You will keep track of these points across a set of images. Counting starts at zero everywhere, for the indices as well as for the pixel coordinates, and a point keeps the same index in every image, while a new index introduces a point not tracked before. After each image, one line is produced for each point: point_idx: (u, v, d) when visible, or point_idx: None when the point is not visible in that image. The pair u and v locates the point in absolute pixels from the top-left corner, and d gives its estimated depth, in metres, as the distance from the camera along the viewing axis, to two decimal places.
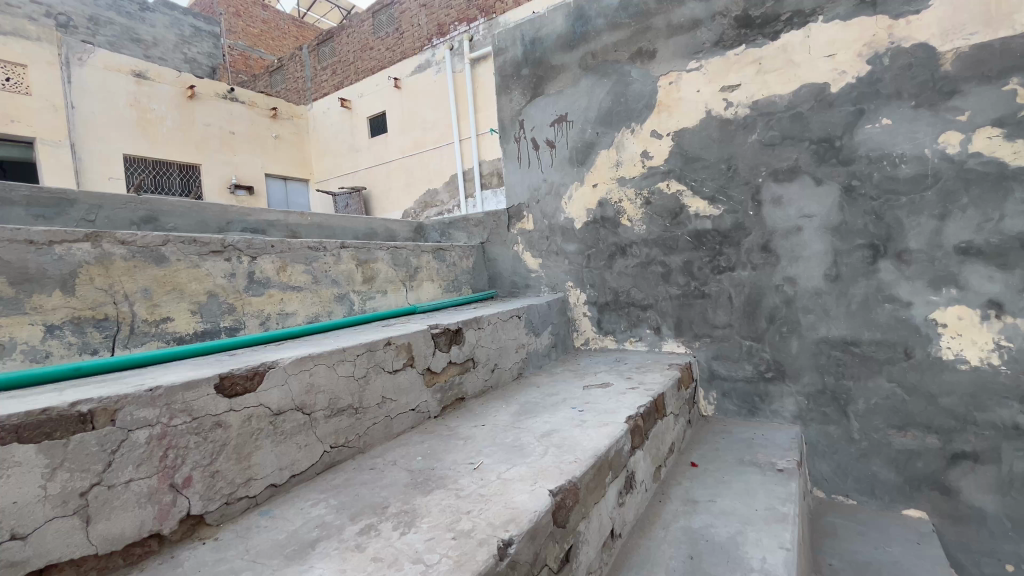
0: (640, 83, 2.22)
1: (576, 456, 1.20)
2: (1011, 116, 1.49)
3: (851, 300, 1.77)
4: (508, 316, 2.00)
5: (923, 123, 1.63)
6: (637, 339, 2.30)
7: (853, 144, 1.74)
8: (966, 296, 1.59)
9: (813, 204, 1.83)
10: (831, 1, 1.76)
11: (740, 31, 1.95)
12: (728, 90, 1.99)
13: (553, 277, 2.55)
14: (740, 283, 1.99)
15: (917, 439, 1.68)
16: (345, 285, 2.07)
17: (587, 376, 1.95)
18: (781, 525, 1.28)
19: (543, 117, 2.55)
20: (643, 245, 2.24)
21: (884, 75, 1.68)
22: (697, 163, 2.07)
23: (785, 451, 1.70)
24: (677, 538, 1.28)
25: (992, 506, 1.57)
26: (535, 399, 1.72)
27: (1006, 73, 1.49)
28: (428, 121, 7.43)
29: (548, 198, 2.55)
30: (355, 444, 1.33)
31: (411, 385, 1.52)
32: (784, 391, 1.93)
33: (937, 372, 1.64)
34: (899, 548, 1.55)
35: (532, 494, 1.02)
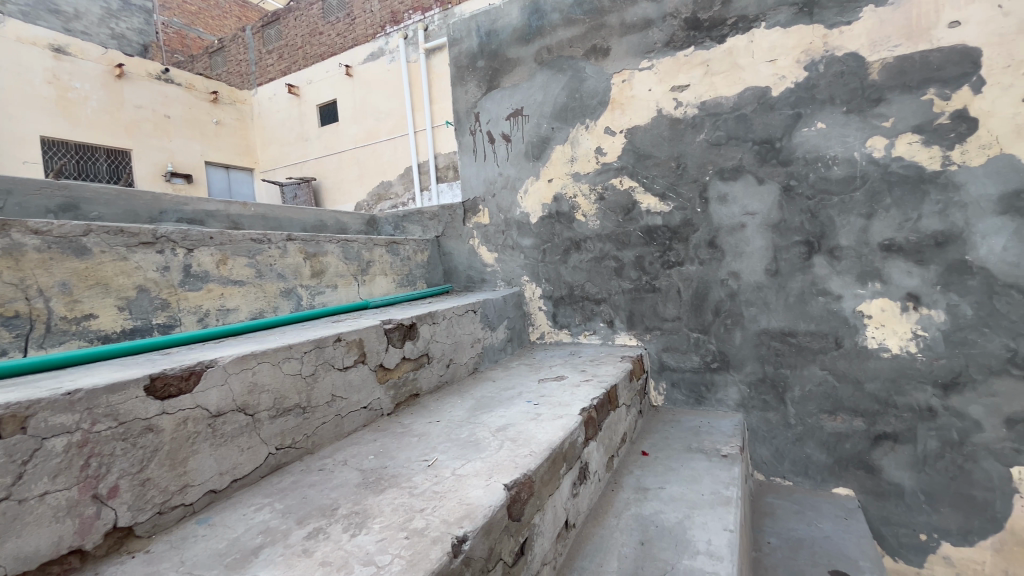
0: (594, 80, 2.24)
1: (531, 449, 1.20)
2: (928, 123, 1.62)
3: (789, 293, 1.88)
4: (464, 311, 1.98)
5: (853, 128, 1.74)
6: (591, 332, 2.34)
7: (791, 145, 1.84)
8: (889, 289, 1.72)
9: (755, 202, 1.92)
10: (773, 9, 1.85)
11: (689, 33, 2.01)
12: (678, 90, 2.05)
13: (509, 271, 2.55)
14: (688, 277, 2.07)
15: (846, 422, 1.81)
16: (292, 279, 1.98)
17: (543, 369, 1.97)
18: (725, 508, 1.34)
19: (498, 111, 2.53)
20: (597, 240, 2.28)
21: (819, 81, 1.78)
22: (648, 160, 2.13)
23: (728, 437, 1.78)
24: (629, 525, 1.32)
25: (909, 482, 1.71)
26: (491, 393, 1.71)
27: (924, 84, 1.62)
28: (382, 111, 7.23)
29: (504, 193, 2.54)
30: (303, 445, 1.27)
31: (363, 382, 1.47)
32: (728, 380, 2.02)
33: (863, 360, 1.77)
34: (829, 524, 1.67)
35: (487, 489, 1.02)
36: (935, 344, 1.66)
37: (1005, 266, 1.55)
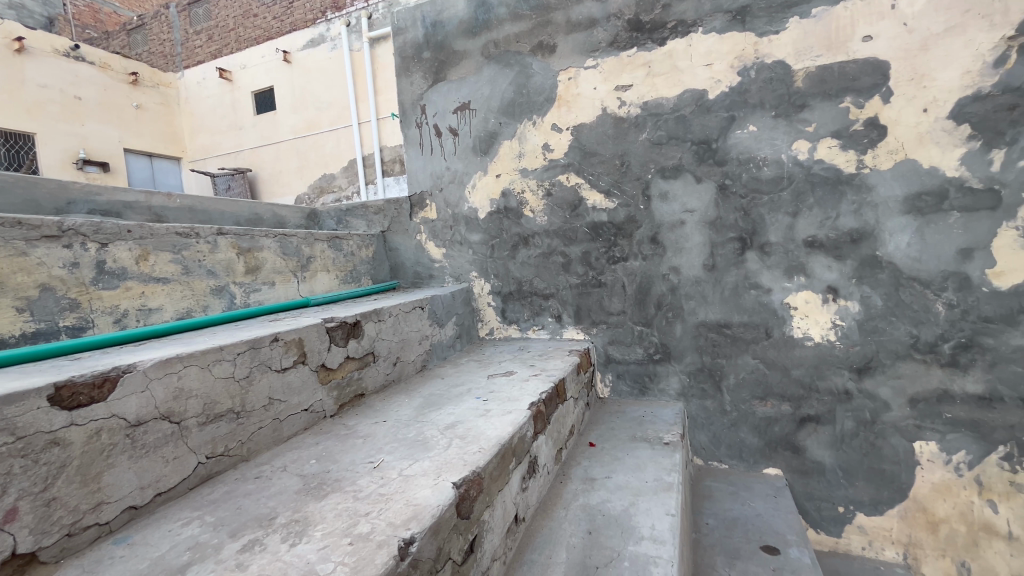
0: (541, 76, 2.25)
1: (480, 446, 1.19)
2: (845, 129, 1.76)
3: (725, 287, 1.98)
4: (411, 308, 1.93)
5: (781, 131, 1.85)
6: (539, 327, 2.36)
7: (726, 147, 1.93)
8: (812, 283, 1.85)
9: (693, 200, 2.00)
10: (710, 15, 1.93)
11: (632, 34, 2.06)
12: (622, 90, 2.10)
13: (457, 267, 2.52)
14: (632, 272, 2.13)
15: (775, 407, 1.94)
16: (224, 276, 1.86)
17: (492, 365, 1.97)
18: (667, 493, 1.40)
19: (445, 104, 2.49)
20: (545, 236, 2.30)
21: (751, 86, 1.88)
22: (594, 158, 2.17)
23: (670, 426, 1.86)
24: (577, 516, 1.34)
25: (829, 459, 1.86)
26: (440, 391, 1.69)
27: (842, 92, 1.76)
28: (323, 100, 6.92)
29: (451, 187, 2.51)
30: (237, 452, 1.20)
31: (303, 383, 1.41)
32: (669, 370, 2.11)
33: (790, 349, 1.90)
34: (760, 503, 1.79)
35: (435, 488, 1.00)
36: (851, 332, 1.81)
37: (909, 261, 1.71)
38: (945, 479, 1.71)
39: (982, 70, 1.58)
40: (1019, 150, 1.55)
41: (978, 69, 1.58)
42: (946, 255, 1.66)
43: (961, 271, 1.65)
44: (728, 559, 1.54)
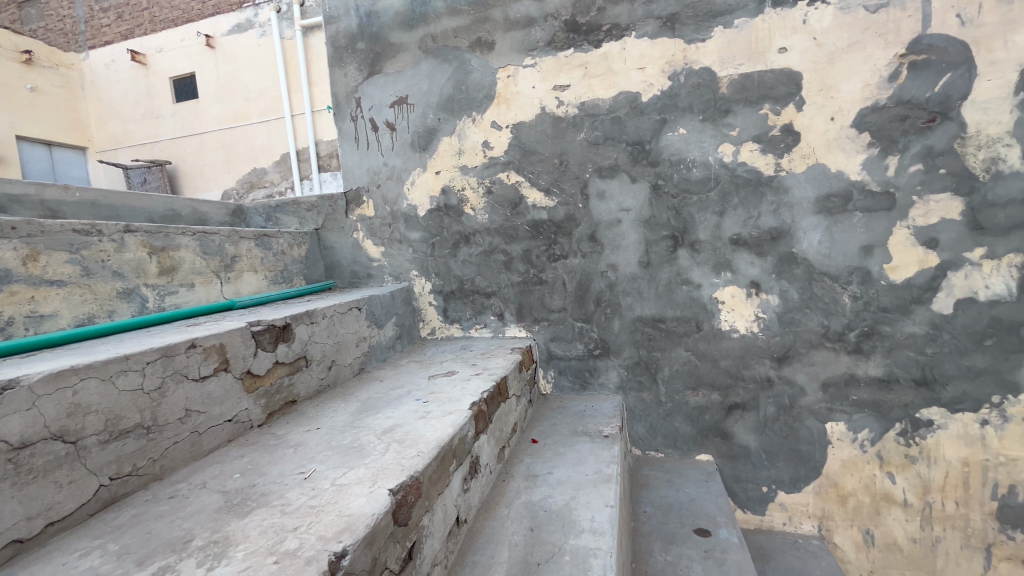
0: (480, 73, 2.23)
1: (419, 450, 1.16)
2: (764, 135, 1.88)
3: (659, 283, 2.06)
4: (346, 308, 1.85)
5: (708, 134, 1.95)
6: (482, 325, 2.34)
7: (658, 148, 2.01)
8: (737, 278, 1.97)
9: (629, 199, 2.07)
10: (642, 20, 1.99)
11: (569, 35, 2.09)
12: (560, 89, 2.12)
13: (397, 266, 2.46)
14: (572, 270, 2.17)
15: (705, 396, 2.04)
16: (133, 278, 1.69)
17: (433, 365, 1.93)
18: (607, 485, 1.44)
19: (382, 97, 2.41)
20: (486, 234, 2.28)
21: (680, 91, 1.97)
22: (533, 156, 2.18)
23: (609, 419, 1.91)
24: (519, 513, 1.34)
25: (754, 443, 1.99)
26: (378, 394, 1.63)
27: (761, 100, 1.87)
28: (251, 90, 6.51)
29: (389, 184, 2.43)
30: (148, 470, 1.09)
31: (225, 392, 1.31)
32: (609, 365, 2.16)
33: (718, 341, 2.01)
34: (693, 488, 1.88)
35: (370, 496, 0.96)
36: (772, 324, 1.94)
37: (821, 257, 1.86)
38: (852, 455, 1.88)
39: (879, 84, 1.75)
40: (909, 157, 1.73)
41: (875, 82, 1.75)
42: (851, 251, 1.82)
43: (864, 266, 1.81)
44: (664, 544, 1.61)
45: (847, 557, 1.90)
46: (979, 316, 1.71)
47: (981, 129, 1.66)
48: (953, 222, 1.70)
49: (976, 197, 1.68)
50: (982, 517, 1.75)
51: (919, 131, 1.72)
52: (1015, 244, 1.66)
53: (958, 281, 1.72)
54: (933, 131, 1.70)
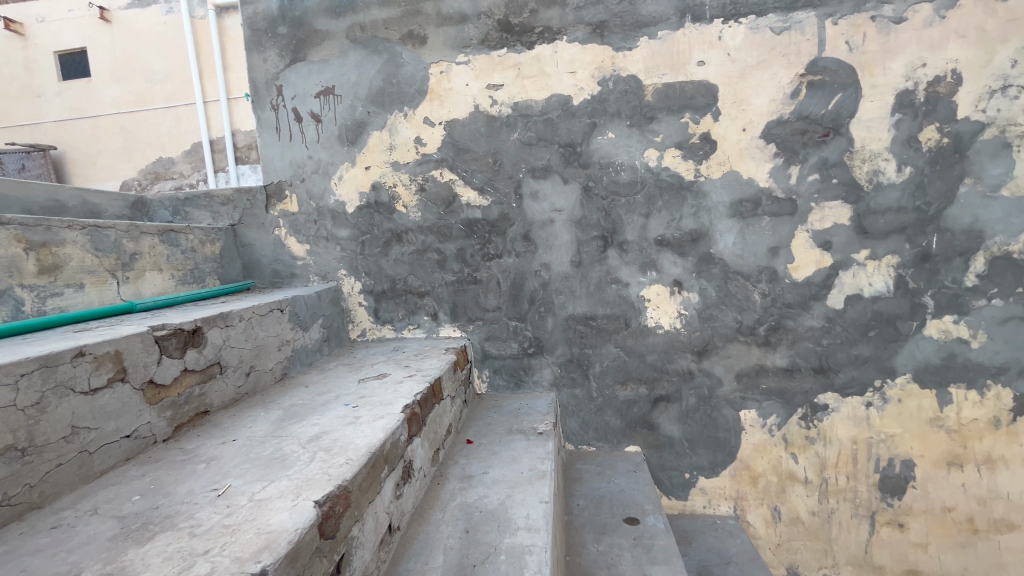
0: (411, 67, 2.18)
1: (347, 457, 1.11)
2: (685, 142, 1.99)
3: (590, 282, 2.12)
4: (267, 310, 1.73)
5: (634, 140, 2.03)
6: (415, 326, 2.29)
7: (589, 151, 2.07)
8: (661, 277, 2.07)
9: (561, 200, 2.11)
10: (573, 25, 2.04)
11: (501, 35, 2.09)
12: (493, 88, 2.12)
13: (323, 265, 2.33)
14: (506, 269, 2.18)
15: (634, 390, 2.13)
16: (4, 277, 1.47)
17: (363, 368, 1.85)
18: (542, 481, 1.45)
19: (306, 87, 2.28)
20: (418, 233, 2.23)
21: (609, 96, 2.04)
22: (467, 154, 2.16)
23: (543, 416, 1.94)
24: (454, 516, 1.32)
25: (677, 433, 2.11)
26: (302, 401, 1.54)
27: (683, 108, 1.99)
28: (156, 71, 5.95)
29: (315, 178, 2.30)
30: (23, 499, 0.95)
31: (122, 405, 1.17)
32: (543, 362, 2.20)
33: (645, 337, 2.10)
34: (622, 478, 1.96)
35: (293, 510, 0.90)
36: (692, 320, 2.06)
37: (735, 257, 2.01)
38: (762, 439, 2.05)
39: (783, 100, 1.92)
40: (808, 167, 1.91)
41: (780, 98, 1.92)
42: (760, 252, 1.98)
43: (771, 265, 1.98)
44: (596, 536, 1.66)
45: (758, 533, 2.07)
46: (864, 310, 1.94)
47: (865, 144, 1.87)
48: (844, 227, 1.91)
49: (862, 204, 1.89)
50: (867, 488, 1.99)
51: (816, 144, 1.90)
52: (892, 246, 1.89)
53: (848, 280, 1.93)
54: (827, 144, 1.90)
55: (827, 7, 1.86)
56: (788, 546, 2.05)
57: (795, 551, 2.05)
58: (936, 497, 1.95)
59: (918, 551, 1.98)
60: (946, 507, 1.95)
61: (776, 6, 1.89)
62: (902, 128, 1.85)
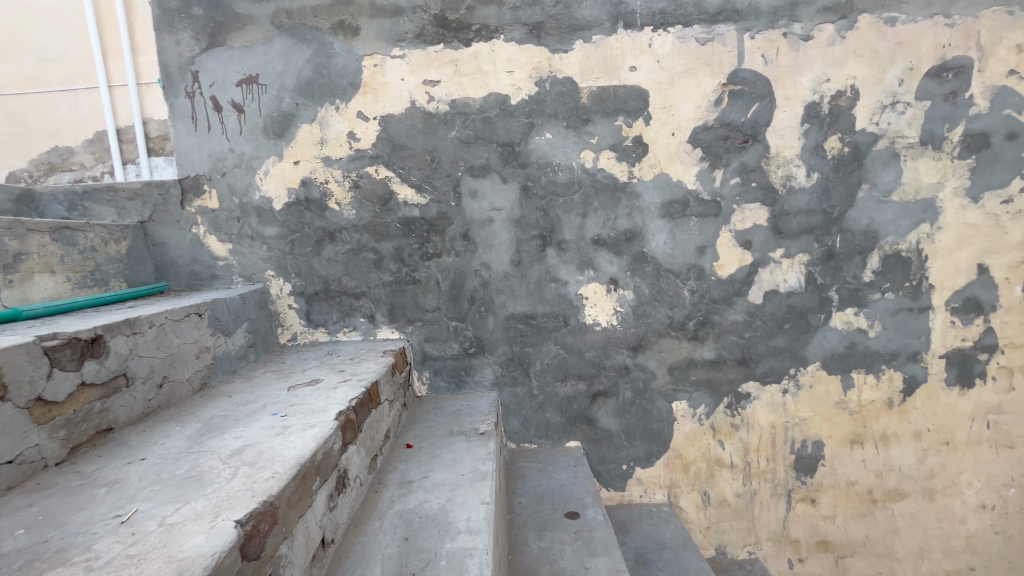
0: (343, 59, 2.08)
1: (274, 471, 1.04)
2: (619, 144, 2.06)
3: (529, 281, 2.14)
4: (182, 315, 1.59)
5: (571, 141, 2.07)
6: (350, 328, 2.19)
7: (527, 151, 2.08)
8: (598, 275, 2.12)
9: (500, 199, 2.10)
10: (509, 25, 2.04)
11: (438, 30, 2.05)
12: (430, 84, 2.08)
13: (248, 265, 2.18)
14: (445, 269, 2.14)
15: (573, 387, 2.17)
16: None
17: (293, 375, 1.75)
18: (483, 482, 1.44)
19: (226, 74, 2.12)
20: (353, 231, 2.14)
21: (546, 97, 2.06)
22: (403, 151, 2.10)
23: (484, 416, 1.93)
24: (392, 524, 1.28)
25: (615, 426, 2.18)
26: (224, 412, 1.42)
27: (616, 112, 2.05)
28: None
29: (237, 172, 2.15)
30: None
31: (3, 428, 1.03)
32: (484, 362, 2.18)
33: (583, 334, 2.15)
34: (562, 474, 1.99)
35: (211, 532, 0.83)
36: (627, 316, 2.14)
37: (666, 256, 2.10)
38: (693, 429, 2.16)
39: (708, 107, 2.03)
40: (730, 171, 2.04)
41: (705, 106, 2.03)
42: (689, 251, 2.09)
43: (699, 263, 2.09)
44: (538, 532, 1.67)
45: (690, 518, 2.19)
46: (780, 304, 2.09)
47: (780, 151, 2.03)
48: (762, 227, 2.06)
49: (777, 206, 2.05)
50: (784, 468, 2.16)
51: (737, 150, 2.03)
52: (803, 245, 2.06)
53: (766, 276, 2.08)
54: (747, 150, 2.03)
55: (746, 22, 1.99)
56: (716, 527, 2.19)
57: (723, 532, 2.19)
58: (842, 473, 2.15)
59: (827, 523, 2.17)
60: (850, 481, 2.15)
61: (700, 18, 2.00)
62: (810, 137, 2.01)
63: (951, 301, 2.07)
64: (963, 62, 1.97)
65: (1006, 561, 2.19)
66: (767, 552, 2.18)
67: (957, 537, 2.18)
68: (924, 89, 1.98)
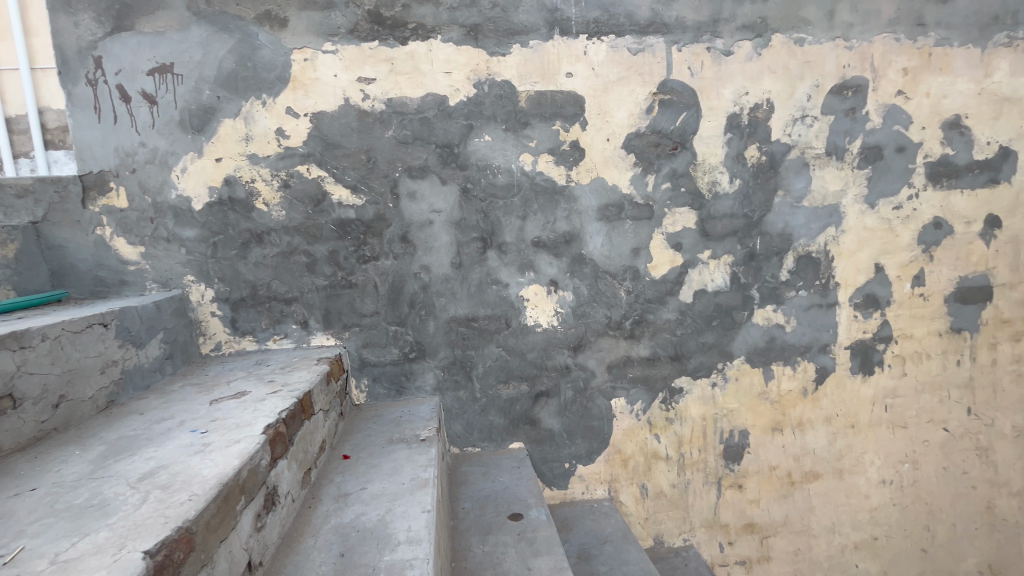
0: (269, 51, 1.97)
1: (191, 493, 0.96)
2: (557, 148, 2.10)
3: (470, 283, 2.12)
4: (83, 325, 1.44)
5: (510, 144, 2.08)
6: (281, 336, 2.08)
7: (466, 153, 2.07)
8: (538, 277, 2.15)
9: (439, 201, 2.08)
10: (447, 25, 2.02)
11: (372, 26, 1.99)
12: (364, 82, 2.01)
13: (163, 270, 2.01)
14: (384, 272, 2.08)
15: (515, 388, 2.18)
16: None
17: (217, 388, 1.62)
18: (425, 490, 1.41)
19: (135, 62, 1.94)
20: (283, 233, 2.03)
21: (485, 99, 2.06)
22: (337, 150, 2.02)
23: (426, 422, 1.89)
24: (327, 540, 1.22)
25: (557, 426, 2.21)
26: (134, 431, 1.30)
27: (554, 116, 2.09)
28: None
29: (149, 169, 1.97)
30: None
31: None
32: (425, 366, 2.14)
33: (525, 335, 2.17)
34: (505, 476, 2.00)
35: (114, 567, 0.75)
36: (567, 317, 2.18)
37: (603, 257, 2.16)
38: (631, 424, 2.24)
39: (640, 115, 2.11)
40: (662, 176, 2.14)
41: (638, 113, 2.11)
42: (624, 252, 2.16)
43: (634, 265, 2.17)
44: (481, 537, 1.66)
45: (629, 510, 2.26)
46: (708, 303, 2.22)
47: (706, 158, 2.15)
48: (691, 230, 2.17)
49: (704, 211, 2.17)
50: (714, 458, 2.29)
51: (667, 156, 2.13)
52: (728, 247, 2.19)
53: (695, 277, 2.20)
54: (676, 157, 2.13)
55: (673, 35, 2.09)
56: (654, 518, 2.28)
57: (660, 523, 2.28)
58: (765, 459, 2.31)
59: (753, 506, 2.32)
60: (772, 466, 2.32)
61: (632, 28, 2.08)
62: (732, 146, 2.15)
63: (854, 297, 2.29)
64: (860, 82, 2.18)
65: (903, 530, 2.44)
66: (700, 537, 2.31)
67: (863, 511, 2.40)
68: (828, 105, 2.18)
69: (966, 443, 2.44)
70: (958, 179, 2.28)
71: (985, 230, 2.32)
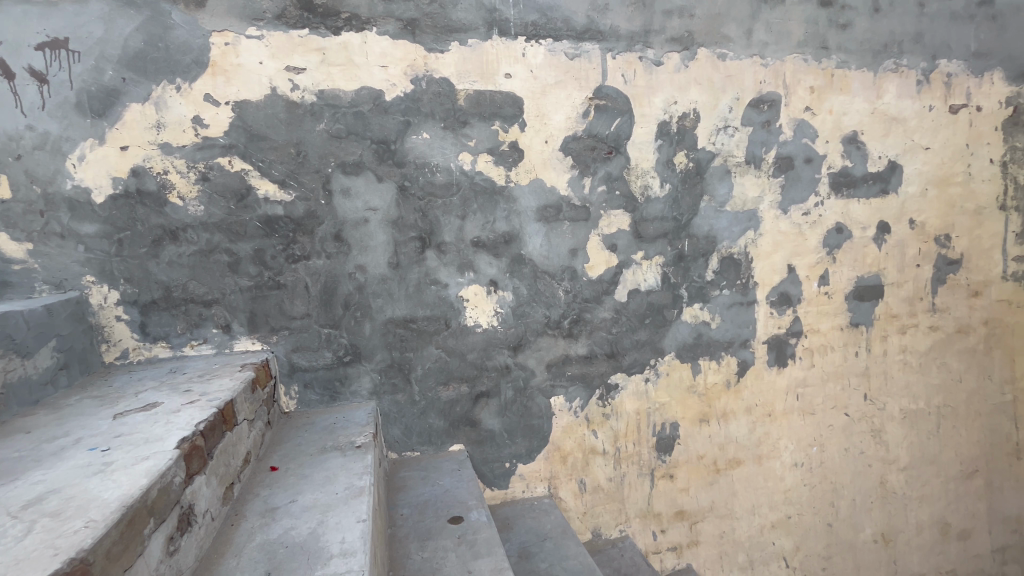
0: (184, 31, 1.81)
1: (88, 518, 0.86)
2: (496, 149, 2.10)
3: (408, 284, 2.07)
4: None
5: (448, 142, 2.05)
6: (199, 341, 1.92)
7: (404, 149, 2.01)
8: (478, 277, 2.14)
9: (375, 198, 2.01)
10: (382, 18, 1.96)
11: (302, 13, 1.89)
12: (293, 71, 1.90)
13: (57, 270, 1.79)
14: (315, 271, 1.98)
15: (455, 389, 2.16)
16: None
17: (122, 400, 1.47)
18: (360, 499, 1.35)
19: (19, 34, 1.71)
20: (201, 230, 1.88)
21: (422, 96, 2.02)
22: (262, 141, 1.90)
23: (361, 427, 1.82)
24: (252, 560, 1.14)
25: (497, 426, 2.21)
26: (18, 453, 1.14)
27: (492, 116, 2.09)
28: None
29: (39, 156, 1.75)
30: None
31: None
32: (361, 370, 2.06)
33: (464, 336, 2.15)
34: (446, 479, 1.97)
35: None
36: (507, 317, 2.18)
37: (542, 258, 2.19)
38: (570, 421, 2.29)
39: (577, 118, 2.16)
40: (597, 179, 2.20)
41: (575, 117, 2.16)
42: (562, 253, 2.20)
43: (572, 265, 2.22)
44: (421, 543, 1.63)
45: (569, 506, 2.31)
46: (641, 302, 2.31)
47: (638, 163, 2.24)
48: (625, 232, 2.25)
49: (637, 213, 2.26)
50: (648, 450, 2.39)
51: (603, 160, 2.20)
52: (659, 248, 2.30)
53: (630, 276, 2.28)
54: (611, 160, 2.21)
55: (607, 43, 2.16)
56: (592, 511, 2.34)
57: (598, 516, 2.35)
58: (693, 449, 2.44)
59: (683, 494, 2.45)
60: (700, 455, 2.45)
61: (569, 33, 2.12)
62: (663, 152, 2.26)
63: (770, 295, 2.47)
64: (774, 97, 2.37)
65: (813, 508, 2.68)
66: (635, 527, 2.40)
67: (779, 492, 2.61)
68: (747, 117, 2.35)
69: (863, 426, 2.71)
70: (856, 188, 2.54)
71: (877, 234, 2.59)
